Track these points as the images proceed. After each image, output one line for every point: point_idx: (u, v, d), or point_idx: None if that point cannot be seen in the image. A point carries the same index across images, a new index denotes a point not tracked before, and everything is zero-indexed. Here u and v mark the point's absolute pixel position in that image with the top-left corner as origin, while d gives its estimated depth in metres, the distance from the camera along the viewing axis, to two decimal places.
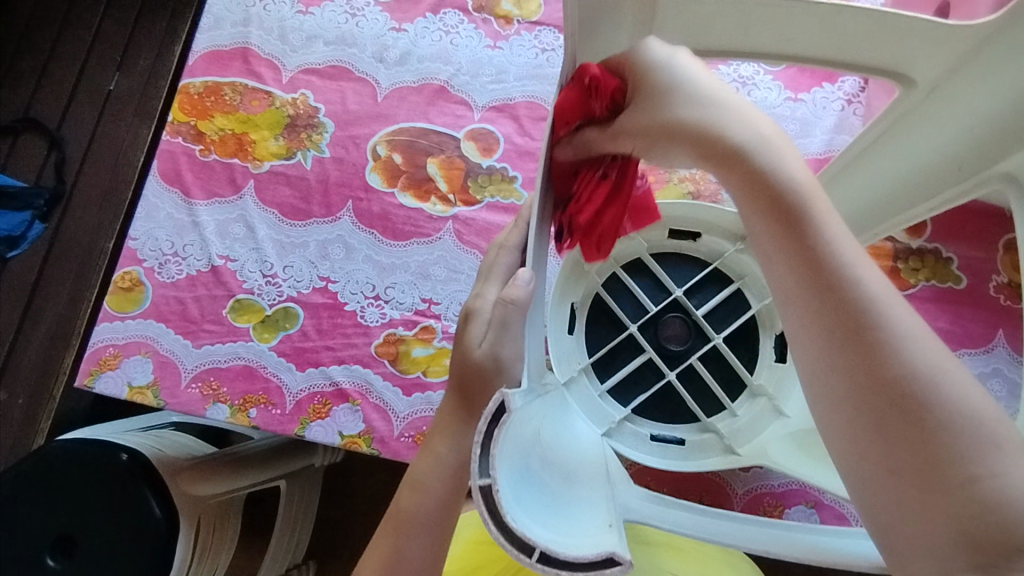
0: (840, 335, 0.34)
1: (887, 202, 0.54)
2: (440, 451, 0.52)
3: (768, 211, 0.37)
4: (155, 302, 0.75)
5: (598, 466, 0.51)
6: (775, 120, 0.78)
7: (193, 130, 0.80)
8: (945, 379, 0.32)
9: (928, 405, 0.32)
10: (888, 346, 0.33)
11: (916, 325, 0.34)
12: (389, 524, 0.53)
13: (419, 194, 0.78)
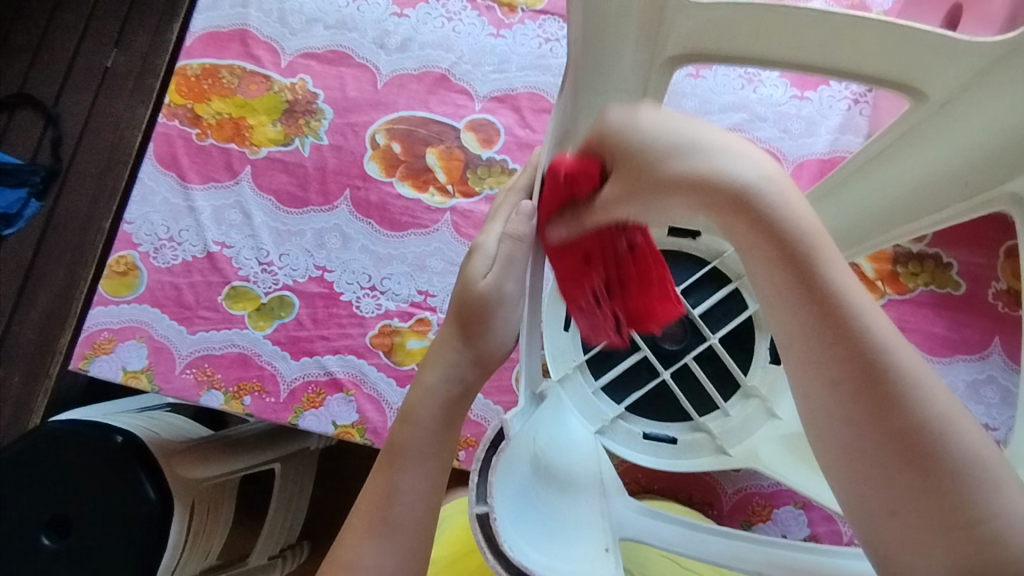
0: (859, 382, 0.35)
1: (899, 213, 0.53)
2: (429, 380, 0.50)
3: (786, 264, 0.37)
4: (150, 287, 0.75)
5: (596, 468, 0.57)
6: (780, 119, 0.77)
7: (189, 113, 0.79)
8: (954, 427, 0.34)
9: (938, 449, 0.34)
10: (904, 392, 0.34)
11: (921, 370, 0.35)
12: (382, 460, 0.49)
13: (418, 184, 0.77)
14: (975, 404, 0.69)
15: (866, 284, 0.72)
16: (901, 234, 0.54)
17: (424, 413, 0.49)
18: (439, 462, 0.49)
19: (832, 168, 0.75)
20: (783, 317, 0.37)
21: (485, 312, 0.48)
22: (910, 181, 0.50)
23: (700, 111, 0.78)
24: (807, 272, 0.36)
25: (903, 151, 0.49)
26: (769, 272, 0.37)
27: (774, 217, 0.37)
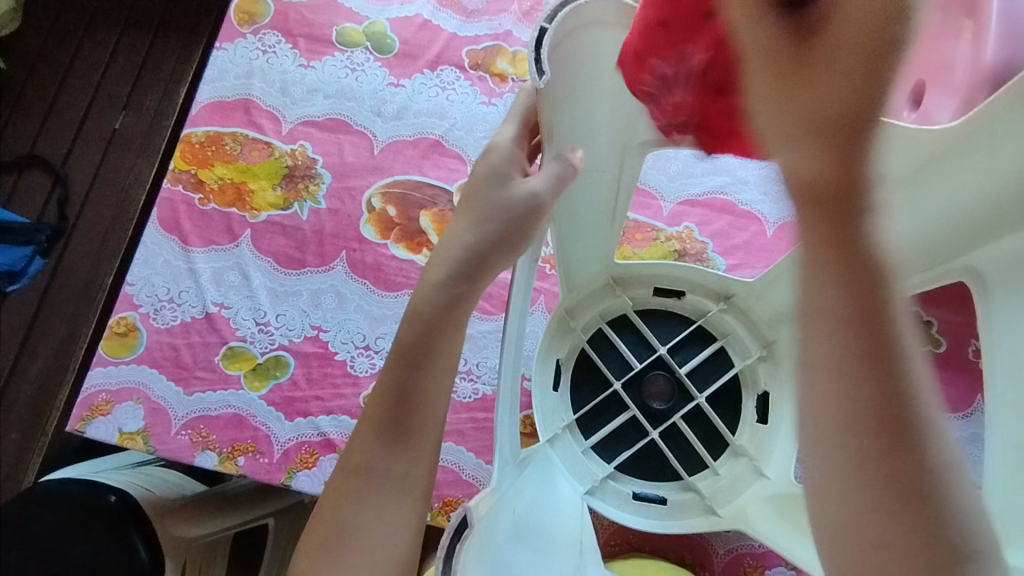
0: (878, 423, 0.30)
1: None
2: (383, 385, 0.44)
3: (848, 260, 0.31)
4: (149, 348, 0.76)
5: (575, 538, 0.57)
6: (761, 183, 0.80)
7: (193, 179, 0.82)
8: (957, 479, 0.30)
9: (939, 496, 0.29)
10: (925, 438, 0.30)
11: (939, 417, 0.31)
12: (329, 486, 0.43)
13: (412, 246, 0.80)
14: None
15: None
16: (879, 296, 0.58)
17: (385, 433, 0.43)
18: (400, 490, 0.42)
19: None
20: (829, 315, 0.31)
21: (506, 200, 0.47)
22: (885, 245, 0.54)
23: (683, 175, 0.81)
24: (865, 288, 0.31)
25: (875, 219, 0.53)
26: (831, 259, 0.31)
27: (859, 208, 0.31)
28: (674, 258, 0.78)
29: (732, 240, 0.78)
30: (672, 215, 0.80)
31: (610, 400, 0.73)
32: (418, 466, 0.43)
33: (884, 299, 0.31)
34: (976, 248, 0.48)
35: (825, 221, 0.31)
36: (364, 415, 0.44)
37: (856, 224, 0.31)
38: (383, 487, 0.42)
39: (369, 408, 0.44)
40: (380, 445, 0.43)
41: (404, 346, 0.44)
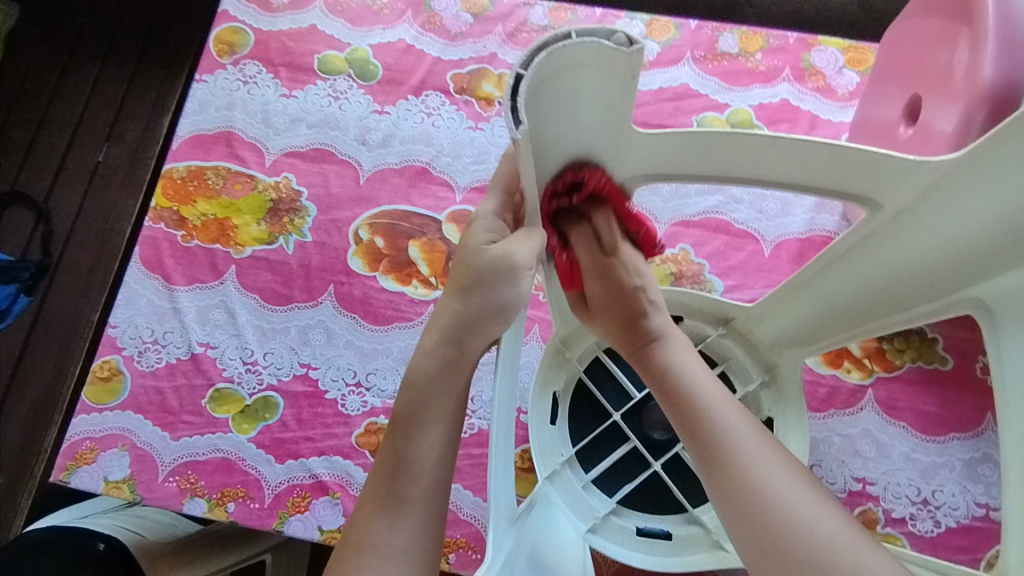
0: (696, 443, 0.50)
1: (890, 301, 0.53)
2: (386, 458, 0.45)
3: (689, 426, 0.51)
4: (134, 392, 0.74)
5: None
6: (756, 200, 0.78)
7: (175, 215, 0.81)
8: (766, 473, 0.47)
9: (758, 484, 0.47)
10: (800, 528, 0.44)
11: (743, 429, 0.50)
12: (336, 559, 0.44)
13: (401, 277, 0.78)
14: (973, 484, 0.68)
15: (853, 362, 0.73)
16: (892, 321, 0.54)
17: (388, 501, 0.44)
18: (408, 562, 0.43)
19: (811, 248, 0.76)
20: (693, 454, 0.50)
21: (491, 272, 0.46)
22: (891, 271, 0.51)
23: (677, 195, 0.79)
24: (711, 437, 0.49)
25: (883, 245, 0.50)
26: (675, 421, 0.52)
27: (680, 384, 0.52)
28: (670, 281, 0.76)
29: (729, 260, 0.76)
30: (667, 236, 0.78)
31: (608, 432, 0.71)
32: (424, 538, 0.44)
33: (729, 440, 0.49)
34: (990, 276, 0.46)
35: (662, 395, 0.53)
36: (367, 491, 0.45)
37: (687, 399, 0.52)
38: (394, 561, 0.42)
39: (373, 483, 0.45)
40: (384, 520, 0.44)
41: (400, 416, 0.46)
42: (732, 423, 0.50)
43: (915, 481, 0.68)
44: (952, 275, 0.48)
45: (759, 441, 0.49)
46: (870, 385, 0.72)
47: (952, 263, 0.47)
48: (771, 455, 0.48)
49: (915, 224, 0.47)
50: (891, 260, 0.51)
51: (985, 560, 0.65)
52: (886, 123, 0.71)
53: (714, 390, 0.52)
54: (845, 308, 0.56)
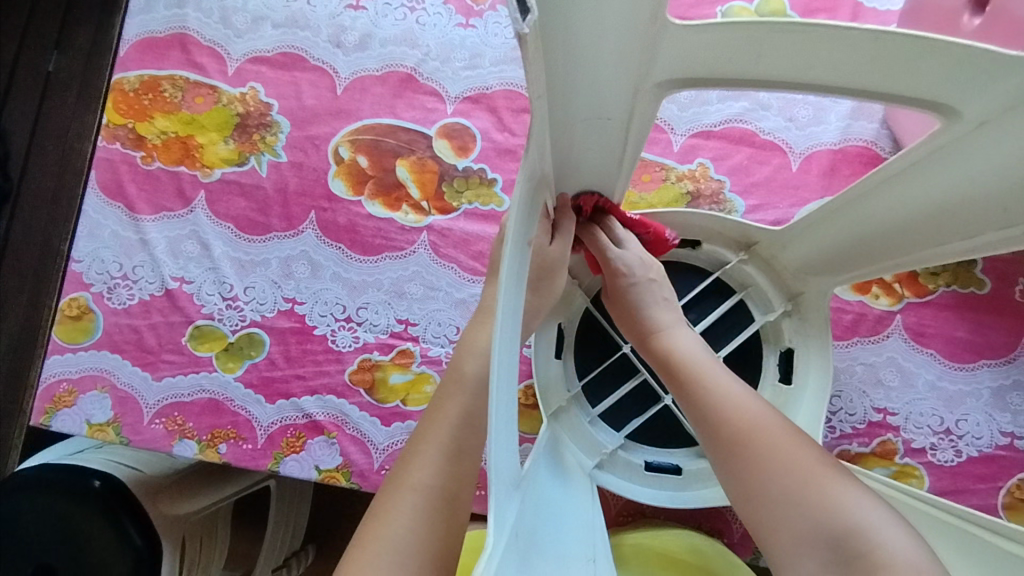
0: (697, 413, 0.48)
1: (927, 236, 0.48)
2: (452, 414, 0.49)
3: (705, 409, 0.48)
4: (108, 332, 0.69)
5: (588, 551, 0.46)
6: (785, 106, 0.70)
7: (131, 133, 0.72)
8: (766, 436, 0.44)
9: (759, 448, 0.44)
10: (805, 493, 0.41)
11: (740, 395, 0.48)
12: (382, 493, 0.47)
13: (389, 202, 0.71)
14: (1000, 413, 0.64)
15: (882, 288, 0.67)
16: (924, 257, 0.50)
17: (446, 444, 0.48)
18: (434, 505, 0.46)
19: (844, 160, 0.68)
20: (712, 440, 0.47)
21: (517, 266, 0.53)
22: (926, 202, 0.46)
23: (696, 102, 0.70)
24: (740, 436, 0.45)
25: (926, 173, 0.44)
26: (688, 405, 0.49)
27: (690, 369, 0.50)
28: (686, 201, 0.68)
29: (752, 176, 0.68)
30: (684, 151, 0.69)
31: (617, 366, 0.67)
32: (466, 498, 0.47)
33: (741, 414, 0.46)
34: None
35: (684, 393, 0.50)
36: (425, 438, 0.48)
37: (698, 382, 0.49)
38: (433, 510, 0.45)
39: (431, 432, 0.48)
40: (433, 460, 0.47)
41: (457, 371, 0.51)
42: (731, 392, 0.48)
43: (939, 411, 0.65)
44: (999, 210, 0.43)
45: (777, 421, 0.46)
46: (899, 312, 0.67)
47: (1002, 195, 0.41)
48: (789, 434, 0.45)
49: (977, 146, 0.40)
50: (953, 186, 0.44)
51: (1005, 489, 0.63)
52: (944, 10, 0.61)
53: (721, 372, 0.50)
54: (873, 239, 0.52)
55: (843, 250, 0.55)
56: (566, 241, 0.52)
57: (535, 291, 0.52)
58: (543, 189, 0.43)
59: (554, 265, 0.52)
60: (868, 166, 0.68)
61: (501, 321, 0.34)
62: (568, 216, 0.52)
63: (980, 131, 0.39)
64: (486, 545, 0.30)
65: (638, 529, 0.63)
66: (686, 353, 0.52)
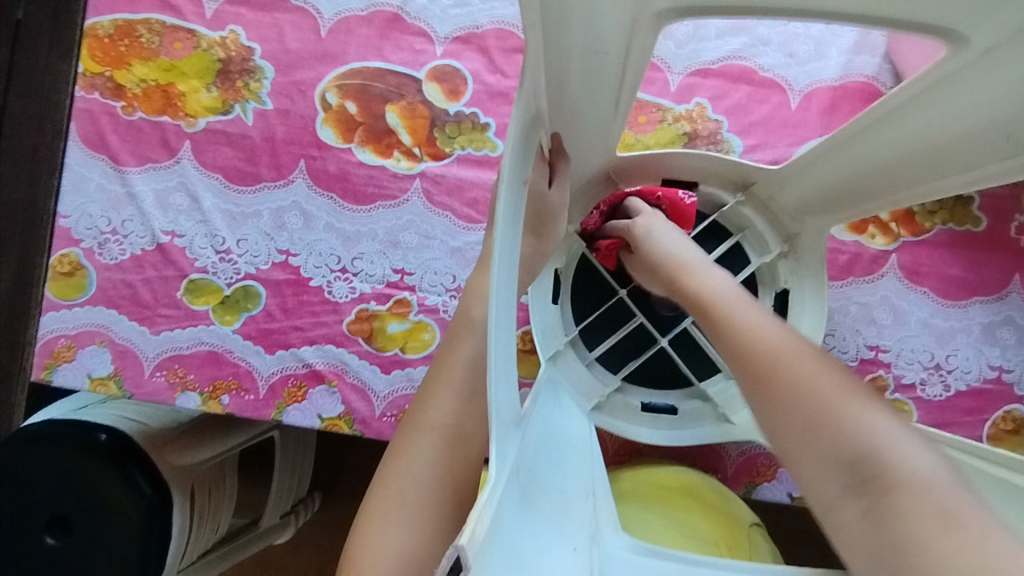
0: (716, 336, 0.48)
1: (922, 169, 0.48)
2: (464, 358, 0.50)
3: (718, 334, 0.47)
4: (101, 287, 0.68)
5: (588, 484, 0.47)
6: (785, 42, 0.68)
7: (109, 82, 0.70)
8: (788, 354, 0.43)
9: (776, 364, 0.43)
10: (832, 410, 0.40)
11: (762, 319, 0.47)
12: (400, 433, 0.49)
13: (380, 149, 0.69)
14: (990, 347, 0.65)
15: (879, 227, 0.67)
16: (920, 192, 0.50)
17: (462, 388, 0.49)
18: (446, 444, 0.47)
19: (844, 97, 0.67)
20: (729, 366, 0.46)
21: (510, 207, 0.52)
22: (923, 136, 0.46)
23: (694, 38, 0.68)
24: (760, 353, 0.44)
25: (924, 105, 0.44)
26: (708, 331, 0.49)
27: (715, 303, 0.49)
28: (683, 142, 0.67)
29: (751, 115, 0.67)
30: (681, 90, 0.68)
31: (614, 309, 0.69)
32: (480, 433, 0.48)
33: (760, 346, 0.44)
34: None
35: (703, 318, 0.50)
36: (437, 380, 0.50)
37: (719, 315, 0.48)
38: (449, 448, 0.47)
39: (443, 373, 0.49)
40: (453, 402, 0.48)
41: (464, 319, 0.51)
42: (754, 314, 0.47)
43: (930, 347, 0.66)
44: (998, 140, 0.42)
45: (802, 347, 0.44)
46: (895, 251, 0.67)
47: (998, 125, 0.41)
48: (810, 359, 0.43)
49: (977, 76, 0.39)
50: (956, 116, 0.43)
51: (991, 420, 0.64)
52: None
53: (747, 305, 0.48)
54: (868, 175, 0.52)
55: (838, 187, 0.55)
56: (563, 187, 0.51)
57: (534, 236, 0.52)
58: (536, 130, 0.41)
59: (553, 212, 0.51)
60: (869, 103, 0.66)
61: (498, 262, 0.33)
62: (563, 157, 0.50)
63: (984, 61, 0.38)
64: (488, 480, 0.31)
65: (633, 466, 0.65)
66: (711, 286, 0.51)
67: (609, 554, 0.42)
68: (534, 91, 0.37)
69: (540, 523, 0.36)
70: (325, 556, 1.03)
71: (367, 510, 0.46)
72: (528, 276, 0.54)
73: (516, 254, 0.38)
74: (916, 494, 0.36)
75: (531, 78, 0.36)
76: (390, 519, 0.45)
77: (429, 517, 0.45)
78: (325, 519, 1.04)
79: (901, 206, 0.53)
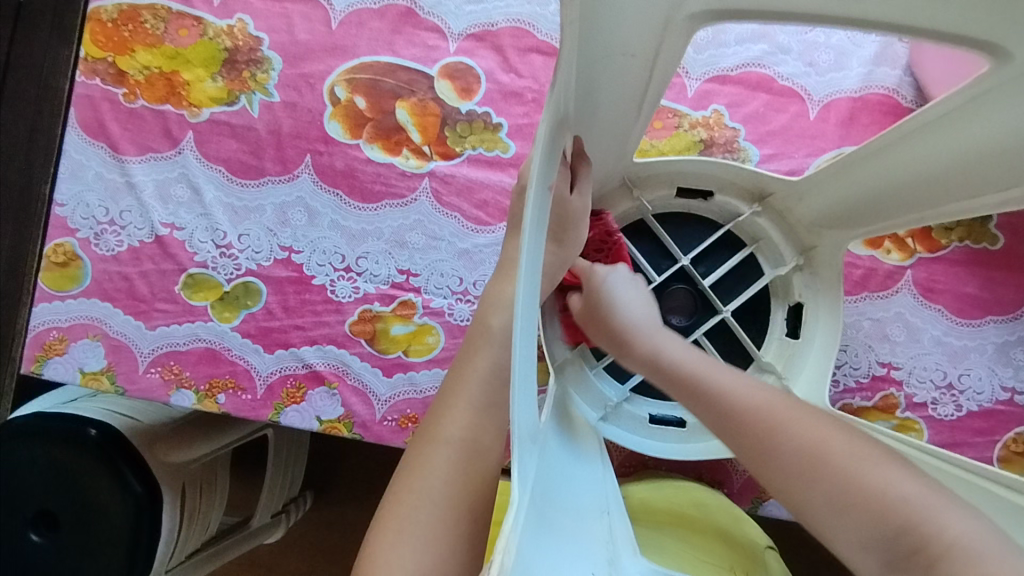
0: (701, 406, 0.47)
1: (951, 188, 0.47)
2: (482, 367, 0.49)
3: (703, 405, 0.47)
4: (96, 279, 0.66)
5: (602, 503, 0.46)
6: (805, 50, 0.66)
7: (112, 68, 0.68)
8: (781, 421, 0.43)
9: (775, 432, 0.43)
10: (854, 479, 0.40)
11: (740, 385, 0.46)
12: (415, 445, 0.48)
13: (389, 146, 0.68)
14: (1003, 368, 0.64)
15: (894, 242, 0.66)
16: (947, 211, 0.49)
17: (478, 400, 0.48)
18: (459, 459, 0.47)
19: (864, 109, 0.66)
20: (726, 440, 0.46)
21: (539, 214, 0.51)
22: (959, 154, 0.44)
23: (713, 43, 0.67)
24: (758, 421, 0.44)
25: (961, 121, 0.42)
26: (687, 403, 0.48)
27: (685, 370, 0.48)
28: (699, 149, 0.66)
29: (768, 124, 0.66)
30: (699, 96, 0.66)
31: None
32: (496, 446, 0.48)
33: (754, 412, 0.44)
34: None
35: (676, 389, 0.49)
36: (454, 391, 0.49)
37: (706, 387, 0.47)
38: (465, 462, 0.47)
39: (459, 386, 0.49)
40: (471, 415, 0.48)
41: (477, 328, 0.51)
42: (730, 381, 0.47)
43: (942, 365, 0.65)
44: None
45: (801, 411, 0.44)
46: (910, 267, 0.66)
47: None
48: (814, 423, 0.43)
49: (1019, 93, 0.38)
50: (995, 135, 0.41)
51: (1001, 442, 0.63)
52: None
53: (720, 369, 0.48)
54: (893, 193, 0.50)
55: (860, 204, 0.54)
56: (584, 192, 0.50)
57: (555, 244, 0.51)
58: (562, 133, 0.40)
59: (574, 218, 0.51)
60: (888, 116, 0.65)
61: (523, 273, 0.32)
62: (585, 161, 0.49)
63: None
64: (511, 500, 0.29)
65: (639, 479, 0.64)
66: (675, 351, 0.50)
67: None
68: (565, 90, 0.35)
69: (557, 545, 0.35)
70: (317, 558, 1.01)
71: (381, 525, 0.45)
72: (547, 284, 0.53)
73: (540, 262, 0.37)
74: (970, 563, 0.36)
75: (564, 78, 0.34)
76: (402, 536, 0.45)
77: (441, 536, 0.45)
78: (318, 520, 1.02)
79: (927, 223, 0.51)
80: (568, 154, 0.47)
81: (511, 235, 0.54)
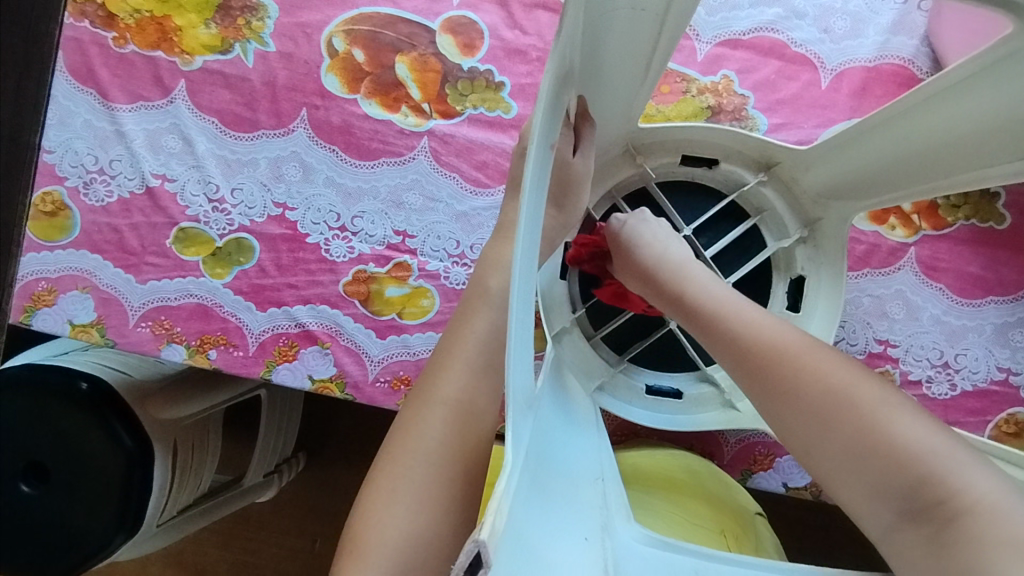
0: (722, 347, 0.45)
1: (964, 157, 0.45)
2: (479, 329, 0.48)
3: (721, 345, 0.45)
4: (85, 230, 0.65)
5: (594, 468, 0.46)
6: (821, 15, 0.64)
7: (101, 11, 0.66)
8: (797, 363, 0.41)
9: (791, 373, 0.41)
10: (870, 426, 0.38)
11: (763, 326, 0.44)
12: (407, 407, 0.48)
13: (387, 102, 0.66)
14: (1000, 349, 0.64)
15: (899, 219, 0.65)
16: (957, 180, 0.47)
17: (475, 362, 0.48)
18: (454, 421, 0.47)
19: (877, 79, 0.64)
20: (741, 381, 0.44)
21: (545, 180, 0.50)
22: (975, 120, 0.42)
23: (726, 5, 0.65)
24: (773, 360, 0.42)
25: (979, 86, 0.40)
26: (708, 342, 0.47)
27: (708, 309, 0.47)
28: (706, 116, 0.64)
29: (778, 92, 0.64)
30: (708, 60, 0.64)
31: None
32: (489, 409, 0.48)
33: (772, 351, 0.43)
34: None
35: (698, 328, 0.48)
36: (450, 352, 0.48)
37: (727, 328, 0.45)
38: (459, 423, 0.46)
39: (455, 348, 0.48)
40: (468, 377, 0.47)
41: (475, 291, 0.50)
42: (752, 322, 0.45)
43: (939, 344, 0.64)
44: None
45: (821, 354, 0.42)
46: (914, 244, 0.65)
47: None
48: (842, 371, 0.41)
49: None
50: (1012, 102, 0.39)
51: (994, 422, 0.63)
52: None
53: (745, 309, 0.46)
54: (906, 160, 0.49)
55: (861, 175, 0.53)
56: (587, 154, 0.49)
57: (554, 207, 0.50)
58: (567, 89, 0.38)
59: (575, 182, 0.50)
60: (902, 87, 0.64)
61: (523, 231, 0.31)
62: (589, 123, 0.48)
63: None
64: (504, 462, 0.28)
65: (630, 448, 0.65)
66: (700, 292, 0.49)
67: (617, 543, 0.41)
68: (570, 41, 0.34)
69: (548, 508, 0.35)
70: (307, 517, 1.02)
71: (375, 485, 0.46)
72: (546, 248, 0.52)
73: (540, 224, 0.36)
74: (986, 519, 0.34)
75: (570, 27, 0.33)
76: (395, 497, 0.45)
77: (433, 496, 0.45)
78: (311, 480, 1.02)
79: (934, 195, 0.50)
80: (571, 115, 0.45)
81: (510, 197, 0.52)
